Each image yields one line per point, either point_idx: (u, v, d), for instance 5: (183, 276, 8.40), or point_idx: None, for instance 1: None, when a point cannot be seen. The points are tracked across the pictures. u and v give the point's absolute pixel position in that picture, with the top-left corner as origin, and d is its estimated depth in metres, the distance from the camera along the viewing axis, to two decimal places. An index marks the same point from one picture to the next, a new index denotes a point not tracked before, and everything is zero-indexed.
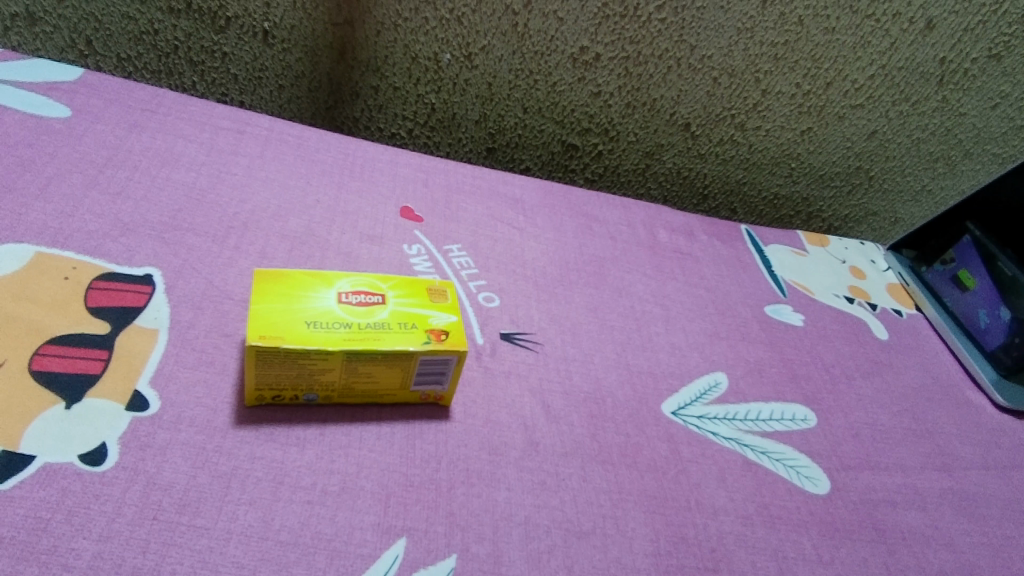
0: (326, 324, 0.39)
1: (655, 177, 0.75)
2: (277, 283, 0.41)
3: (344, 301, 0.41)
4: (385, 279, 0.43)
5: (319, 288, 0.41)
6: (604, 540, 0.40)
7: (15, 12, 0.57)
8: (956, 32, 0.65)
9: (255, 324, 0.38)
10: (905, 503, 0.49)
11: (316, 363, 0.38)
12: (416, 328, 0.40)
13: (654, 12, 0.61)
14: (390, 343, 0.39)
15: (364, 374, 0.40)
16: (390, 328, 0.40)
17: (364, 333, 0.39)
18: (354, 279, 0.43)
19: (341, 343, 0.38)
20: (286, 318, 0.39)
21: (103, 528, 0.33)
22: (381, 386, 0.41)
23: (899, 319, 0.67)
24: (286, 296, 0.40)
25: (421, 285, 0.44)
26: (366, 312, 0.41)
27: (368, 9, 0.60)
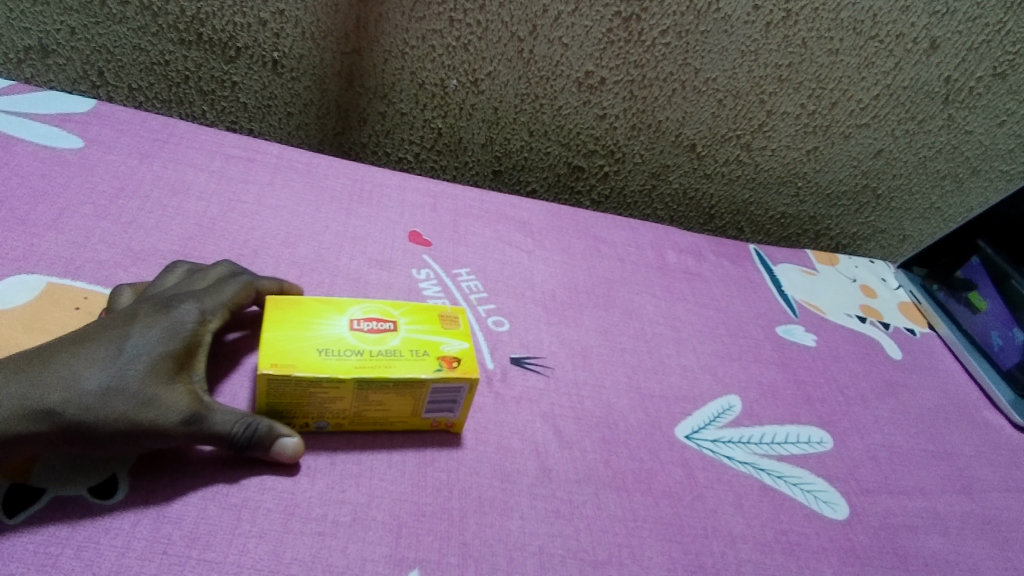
0: (337, 351, 0.39)
1: (661, 198, 0.75)
2: (289, 309, 0.41)
3: (356, 327, 0.41)
4: (397, 305, 0.43)
5: (332, 315, 0.41)
6: (621, 570, 0.39)
7: (30, 45, 0.58)
8: (960, 51, 0.65)
9: (266, 351, 0.37)
10: (927, 527, 0.48)
11: (328, 390, 0.38)
12: (429, 355, 0.40)
13: (658, 36, 0.62)
14: (402, 370, 0.39)
15: (375, 401, 0.40)
16: (402, 354, 0.40)
17: (375, 360, 0.39)
18: (366, 305, 0.43)
19: (353, 370, 0.38)
20: (297, 345, 0.38)
21: (112, 563, 0.32)
22: (392, 413, 0.41)
23: (913, 338, 0.67)
24: (297, 323, 0.40)
25: (435, 311, 0.44)
26: (378, 339, 0.41)
27: (376, 38, 0.60)
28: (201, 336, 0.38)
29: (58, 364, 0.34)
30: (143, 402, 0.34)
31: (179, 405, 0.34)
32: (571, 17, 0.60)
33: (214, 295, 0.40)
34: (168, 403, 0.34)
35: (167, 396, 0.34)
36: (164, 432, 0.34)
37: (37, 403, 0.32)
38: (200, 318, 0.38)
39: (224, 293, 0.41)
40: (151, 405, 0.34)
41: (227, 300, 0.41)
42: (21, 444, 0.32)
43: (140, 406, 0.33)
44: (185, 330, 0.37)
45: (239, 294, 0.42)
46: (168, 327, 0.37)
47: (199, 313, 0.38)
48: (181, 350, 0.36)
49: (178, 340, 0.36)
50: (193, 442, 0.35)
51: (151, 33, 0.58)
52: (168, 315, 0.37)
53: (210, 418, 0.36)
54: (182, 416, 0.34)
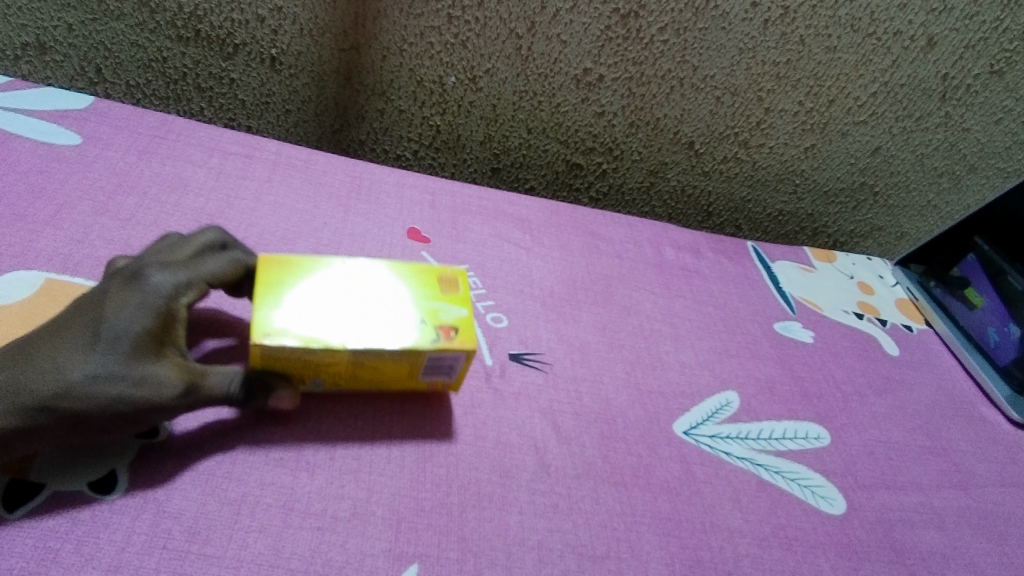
0: (332, 320, 0.39)
1: (659, 195, 0.75)
2: (282, 274, 0.40)
3: (351, 293, 0.40)
4: (394, 269, 0.43)
5: (326, 281, 0.40)
6: (619, 565, 0.39)
7: (26, 41, 0.58)
8: (957, 48, 0.66)
9: (259, 321, 0.37)
10: (924, 522, 0.48)
11: (324, 360, 0.38)
12: (426, 324, 0.40)
13: (656, 34, 0.61)
14: (399, 342, 0.39)
15: (372, 368, 0.40)
16: (399, 323, 0.40)
17: (372, 330, 0.39)
18: (361, 269, 0.42)
19: (350, 339, 0.38)
20: (291, 314, 0.38)
21: (111, 558, 0.32)
22: (388, 377, 0.41)
23: (910, 335, 0.67)
24: (291, 289, 0.39)
25: (433, 277, 0.43)
26: (374, 306, 0.40)
27: (374, 35, 0.60)
28: (176, 308, 0.36)
29: (40, 360, 0.33)
30: (132, 383, 0.33)
31: (170, 380, 0.34)
32: (569, 14, 0.59)
33: (188, 265, 0.38)
34: (159, 380, 0.34)
35: (154, 373, 0.34)
36: (161, 408, 0.34)
37: (26, 400, 0.32)
38: (174, 291, 0.36)
39: (201, 264, 0.39)
40: (142, 384, 0.33)
41: (205, 273, 0.38)
42: (23, 439, 0.32)
43: (129, 387, 0.33)
44: (158, 304, 0.35)
45: (220, 265, 0.40)
46: (141, 303, 0.35)
47: (171, 284, 0.36)
48: (158, 325, 0.35)
49: (152, 315, 0.35)
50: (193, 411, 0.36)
51: (149, 29, 0.58)
52: (137, 291, 0.35)
53: (204, 386, 0.36)
54: (176, 390, 0.34)
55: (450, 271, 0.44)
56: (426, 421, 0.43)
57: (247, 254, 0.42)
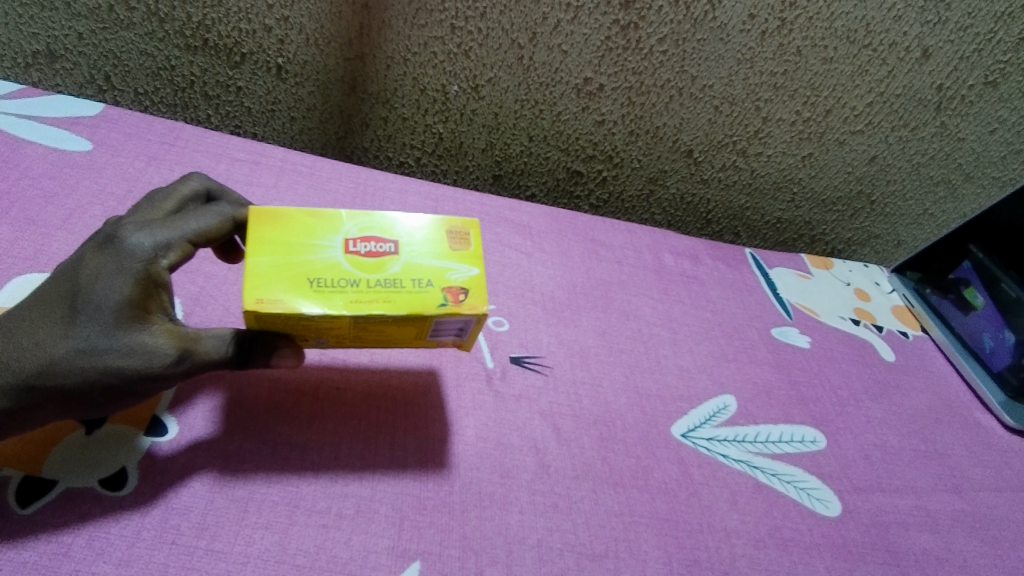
0: (330, 282, 0.36)
1: (658, 202, 0.77)
2: (277, 227, 0.36)
3: (351, 250, 0.37)
4: (398, 221, 0.39)
5: (325, 235, 0.37)
6: (617, 563, 0.40)
7: (37, 49, 0.59)
8: (952, 60, 0.66)
9: (249, 282, 0.34)
10: (918, 525, 0.49)
11: (323, 324, 0.36)
12: (433, 286, 0.37)
13: (656, 44, 0.62)
14: (402, 306, 0.36)
15: (374, 331, 0.38)
16: (402, 286, 0.36)
17: (374, 293, 0.36)
18: (363, 221, 0.38)
19: (349, 304, 0.35)
20: (286, 274, 0.35)
21: (122, 554, 0.33)
22: (394, 336, 0.39)
23: (906, 341, 0.68)
24: (286, 246, 0.36)
25: (442, 232, 0.39)
26: (376, 265, 0.37)
27: (378, 45, 0.61)
28: (158, 272, 0.34)
29: (25, 335, 0.32)
30: (119, 355, 0.32)
31: (159, 349, 0.33)
32: (570, 25, 0.60)
33: (170, 222, 0.35)
34: (152, 349, 0.33)
35: (141, 343, 0.32)
36: (156, 377, 0.33)
37: (13, 379, 0.31)
38: (154, 252, 0.34)
39: (184, 220, 0.36)
40: (133, 353, 0.32)
41: (188, 230, 0.35)
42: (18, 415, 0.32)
43: (116, 360, 0.32)
44: (137, 269, 0.33)
45: (208, 220, 0.36)
46: (118, 269, 0.33)
47: (150, 245, 0.34)
48: (139, 293, 0.33)
49: (132, 282, 0.33)
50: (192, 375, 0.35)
51: (157, 38, 0.59)
52: (113, 255, 0.33)
53: (198, 352, 0.34)
54: (170, 356, 0.33)
55: (460, 224, 0.40)
56: (428, 422, 0.44)
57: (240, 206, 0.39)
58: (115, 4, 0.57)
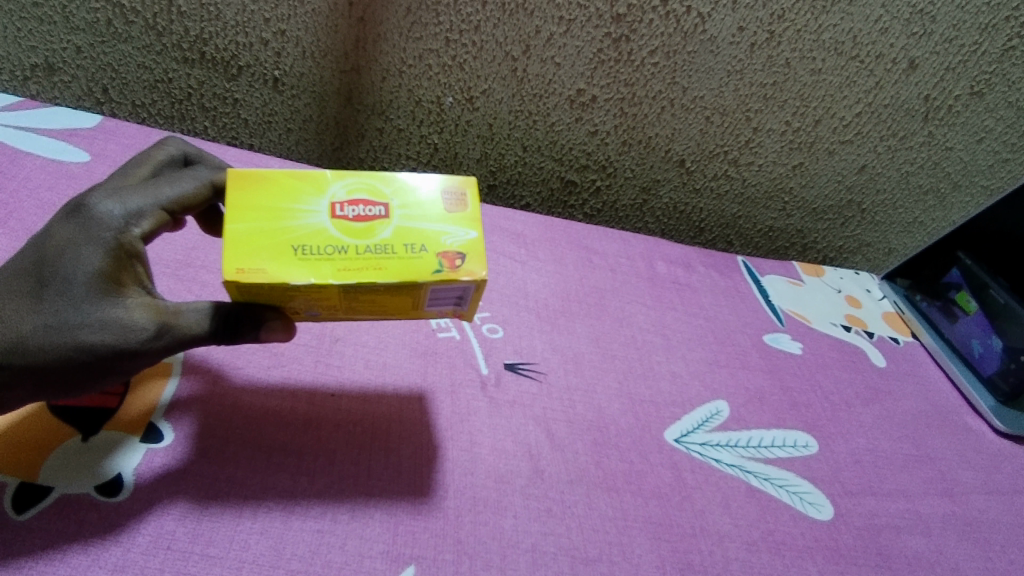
0: (316, 249, 0.33)
1: (652, 211, 0.78)
2: (257, 191, 0.34)
3: (338, 214, 0.34)
4: (388, 181, 0.36)
5: (309, 198, 0.35)
6: (611, 567, 0.40)
7: (35, 63, 0.60)
8: (938, 71, 0.67)
9: (228, 251, 0.32)
10: (910, 528, 0.49)
11: (310, 294, 0.34)
12: (427, 252, 0.35)
13: (647, 56, 0.63)
14: (395, 274, 0.33)
15: (366, 300, 0.35)
16: (394, 252, 0.34)
17: (363, 259, 0.33)
18: (350, 181, 0.35)
19: (336, 272, 0.33)
20: (269, 242, 0.33)
21: (117, 558, 0.33)
22: (389, 306, 0.37)
23: (897, 347, 0.68)
24: (267, 211, 0.34)
25: (436, 192, 0.37)
26: (365, 230, 0.34)
27: (374, 57, 0.62)
28: (131, 242, 0.34)
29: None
30: (91, 330, 0.32)
31: (135, 323, 0.32)
32: (563, 38, 0.61)
33: (143, 189, 0.35)
34: (127, 324, 0.32)
35: (115, 317, 0.32)
36: (131, 352, 0.32)
37: None
38: (126, 222, 0.34)
39: (158, 187, 0.35)
40: (106, 328, 0.32)
41: (161, 197, 0.35)
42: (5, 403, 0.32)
43: (89, 334, 0.32)
44: (107, 238, 0.33)
45: (183, 186, 0.36)
46: (90, 240, 0.33)
47: (121, 213, 0.34)
48: (112, 264, 0.33)
49: (103, 252, 0.33)
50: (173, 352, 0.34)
51: (155, 51, 0.60)
52: (84, 226, 0.33)
53: (177, 326, 0.34)
54: (147, 331, 0.33)
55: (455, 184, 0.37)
56: (422, 428, 0.44)
57: (218, 171, 0.38)
58: (113, 19, 0.58)
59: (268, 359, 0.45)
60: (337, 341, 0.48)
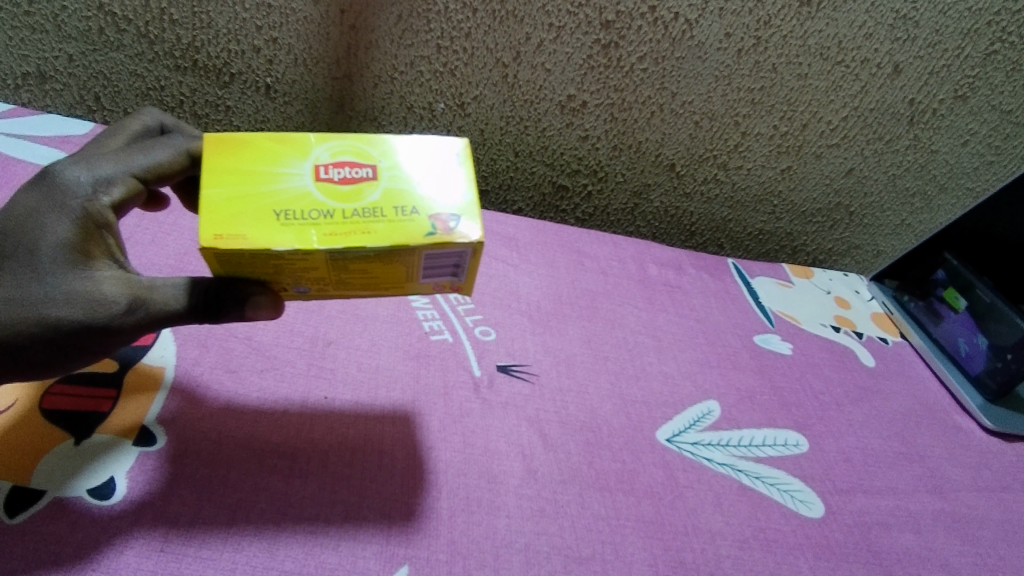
0: (299, 213, 0.32)
1: (643, 215, 0.79)
2: (237, 155, 0.33)
3: (323, 177, 0.33)
4: (375, 144, 0.35)
5: (292, 161, 0.33)
6: (604, 565, 0.41)
7: (28, 71, 0.61)
8: (922, 75, 0.68)
9: (205, 217, 0.31)
10: (900, 525, 0.50)
11: (295, 262, 0.32)
12: (418, 214, 0.33)
13: (636, 63, 0.64)
14: (384, 237, 0.32)
15: (356, 271, 0.34)
16: (383, 215, 0.32)
17: (351, 223, 0.32)
18: (335, 144, 0.34)
19: (321, 235, 0.31)
20: (249, 207, 0.32)
21: (110, 561, 0.33)
22: (382, 279, 0.35)
23: (885, 347, 0.69)
24: (247, 175, 0.33)
25: (427, 155, 0.35)
26: (352, 193, 0.33)
27: (366, 64, 0.62)
28: (98, 210, 0.34)
29: None
30: (59, 306, 0.32)
31: (105, 299, 0.33)
32: (553, 44, 0.62)
33: (114, 158, 0.35)
34: (97, 300, 0.32)
35: (84, 293, 0.32)
36: (102, 327, 0.33)
37: None
38: (94, 189, 0.34)
39: (130, 155, 0.36)
40: (73, 304, 0.32)
41: (133, 164, 0.35)
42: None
43: (56, 310, 0.32)
44: (73, 207, 0.33)
45: (156, 155, 0.36)
46: (56, 210, 0.33)
47: (88, 181, 0.34)
48: (79, 234, 0.33)
49: (70, 222, 0.33)
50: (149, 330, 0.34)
51: (147, 59, 0.60)
52: (50, 194, 0.33)
53: (150, 302, 0.33)
54: (118, 307, 0.33)
55: (445, 147, 0.36)
56: (415, 430, 0.45)
57: (195, 139, 0.38)
58: (104, 27, 0.58)
59: (261, 362, 0.45)
60: (330, 344, 0.48)
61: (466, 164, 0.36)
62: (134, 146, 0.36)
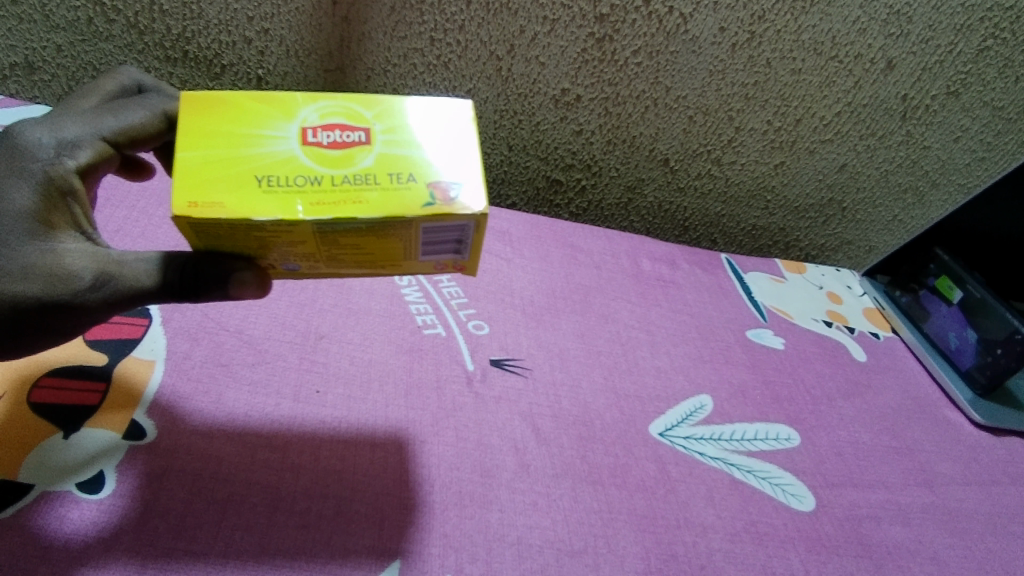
0: (284, 179, 0.31)
1: (637, 210, 0.79)
2: (219, 116, 0.32)
3: (311, 140, 0.32)
4: (367, 105, 0.34)
5: (278, 123, 0.33)
6: (596, 559, 0.41)
7: (15, 61, 0.60)
8: (915, 71, 0.68)
9: (182, 183, 0.30)
10: (890, 518, 0.50)
11: (281, 233, 0.31)
12: (415, 183, 0.32)
13: (631, 56, 0.63)
14: (377, 207, 0.31)
15: (349, 246, 0.33)
16: (376, 183, 0.32)
17: (340, 191, 0.31)
18: (323, 105, 0.33)
19: (309, 204, 0.30)
20: (231, 173, 0.31)
21: (99, 556, 0.33)
22: (379, 255, 0.35)
23: (877, 342, 0.70)
24: (229, 138, 0.32)
25: (426, 119, 0.34)
26: (343, 158, 0.32)
27: (359, 56, 0.62)
28: (62, 174, 0.34)
29: None
30: (20, 282, 0.32)
31: (72, 275, 0.32)
32: (547, 38, 0.61)
33: (82, 121, 0.35)
34: (64, 278, 0.32)
35: (48, 270, 0.32)
36: (70, 305, 0.33)
37: None
38: (58, 152, 0.34)
39: (100, 118, 0.35)
40: (35, 280, 0.32)
41: (103, 127, 0.35)
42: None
43: (18, 286, 0.32)
44: (36, 172, 0.33)
45: (128, 118, 0.36)
46: (16, 175, 0.32)
47: (52, 144, 0.34)
48: (42, 203, 0.33)
49: (32, 189, 0.33)
50: (117, 309, 0.34)
51: (136, 50, 0.60)
52: (11, 157, 0.33)
53: (119, 278, 0.33)
54: (86, 284, 0.33)
55: (445, 111, 0.35)
56: (408, 424, 0.44)
57: (169, 101, 0.39)
58: (93, 17, 0.57)
59: (252, 356, 0.45)
60: (322, 338, 0.48)
61: (467, 129, 0.35)
62: (105, 109, 0.36)
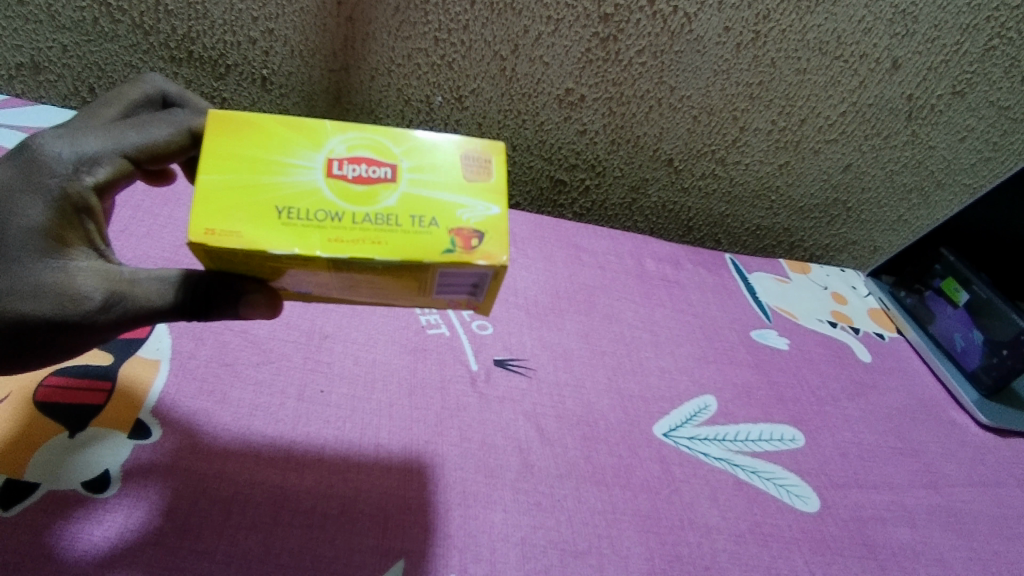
0: (304, 213, 0.31)
1: (641, 210, 0.79)
2: (245, 139, 0.32)
3: (335, 173, 0.32)
4: (396, 140, 0.34)
5: (304, 153, 0.32)
6: (600, 560, 0.40)
7: (21, 62, 0.60)
8: (921, 70, 0.67)
9: (201, 208, 0.30)
10: (895, 519, 0.50)
11: (296, 265, 0.31)
12: (437, 228, 0.32)
13: (635, 56, 0.63)
14: (396, 250, 0.31)
15: (364, 280, 0.33)
16: (397, 225, 0.32)
17: (360, 230, 0.31)
18: (352, 137, 0.33)
19: (328, 243, 0.30)
20: (251, 202, 0.31)
21: (104, 554, 0.33)
22: (393, 289, 0.35)
23: (881, 343, 0.69)
24: (253, 164, 0.32)
25: (454, 158, 0.34)
26: (366, 195, 0.32)
27: (363, 56, 0.62)
28: (78, 190, 0.33)
29: None
30: (32, 300, 0.32)
31: (83, 294, 0.32)
32: (551, 37, 0.61)
33: (103, 134, 0.35)
34: (73, 297, 0.32)
35: (58, 289, 0.32)
36: (79, 323, 0.33)
37: None
38: (77, 167, 0.33)
39: (122, 133, 0.35)
40: (46, 298, 0.32)
41: (125, 142, 0.35)
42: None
43: (30, 303, 0.32)
44: (52, 187, 0.33)
45: (151, 134, 0.36)
46: (32, 189, 0.32)
47: (71, 158, 0.33)
48: (57, 219, 0.33)
49: (47, 205, 0.32)
50: (128, 325, 0.34)
51: (142, 50, 0.60)
52: (29, 170, 0.32)
53: (130, 297, 0.33)
54: (97, 303, 0.33)
55: (476, 152, 0.35)
56: (411, 424, 0.44)
57: (195, 117, 0.38)
58: (99, 17, 0.57)
59: (257, 355, 0.45)
60: (327, 337, 0.48)
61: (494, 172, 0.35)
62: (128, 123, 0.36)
